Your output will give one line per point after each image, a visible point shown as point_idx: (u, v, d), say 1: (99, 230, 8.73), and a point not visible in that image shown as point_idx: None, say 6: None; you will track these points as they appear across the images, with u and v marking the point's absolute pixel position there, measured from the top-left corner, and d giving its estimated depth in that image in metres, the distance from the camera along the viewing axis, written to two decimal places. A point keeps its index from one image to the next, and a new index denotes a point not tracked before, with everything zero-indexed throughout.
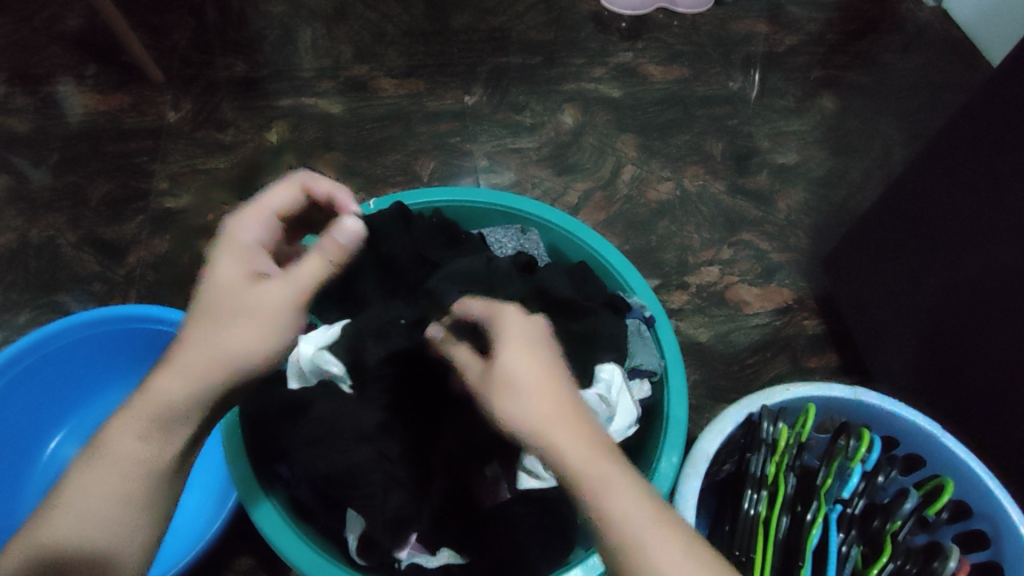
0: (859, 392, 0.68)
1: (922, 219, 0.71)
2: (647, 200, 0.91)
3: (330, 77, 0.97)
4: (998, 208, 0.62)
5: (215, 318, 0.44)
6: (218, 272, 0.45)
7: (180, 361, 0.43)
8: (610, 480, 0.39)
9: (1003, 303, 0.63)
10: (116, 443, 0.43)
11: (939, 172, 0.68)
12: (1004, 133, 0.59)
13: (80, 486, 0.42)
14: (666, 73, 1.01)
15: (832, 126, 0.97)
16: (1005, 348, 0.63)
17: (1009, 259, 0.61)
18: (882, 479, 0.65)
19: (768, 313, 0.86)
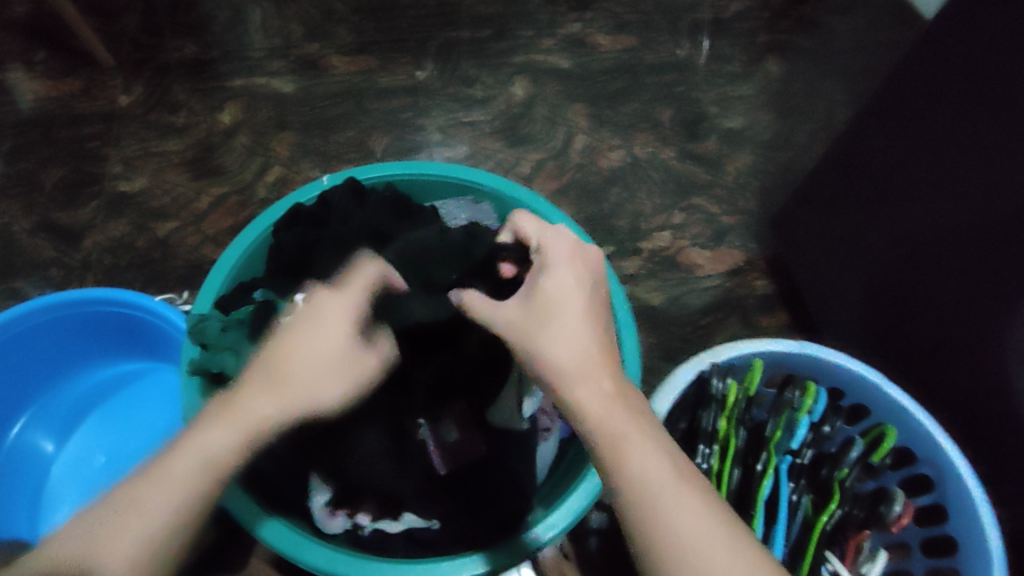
0: (806, 345, 0.67)
1: (864, 177, 0.72)
2: (598, 168, 0.93)
3: (281, 57, 0.98)
4: (934, 163, 0.63)
5: (312, 365, 0.48)
6: (320, 330, 0.49)
7: (281, 395, 0.46)
8: (638, 433, 0.44)
9: (940, 254, 0.65)
10: (206, 460, 0.44)
11: (880, 128, 0.69)
12: (936, 87, 0.60)
13: (155, 499, 0.43)
14: (615, 42, 1.02)
15: (776, 91, 0.99)
16: (944, 296, 0.66)
17: (944, 211, 0.63)
18: (829, 429, 0.67)
19: (719, 275, 0.88)
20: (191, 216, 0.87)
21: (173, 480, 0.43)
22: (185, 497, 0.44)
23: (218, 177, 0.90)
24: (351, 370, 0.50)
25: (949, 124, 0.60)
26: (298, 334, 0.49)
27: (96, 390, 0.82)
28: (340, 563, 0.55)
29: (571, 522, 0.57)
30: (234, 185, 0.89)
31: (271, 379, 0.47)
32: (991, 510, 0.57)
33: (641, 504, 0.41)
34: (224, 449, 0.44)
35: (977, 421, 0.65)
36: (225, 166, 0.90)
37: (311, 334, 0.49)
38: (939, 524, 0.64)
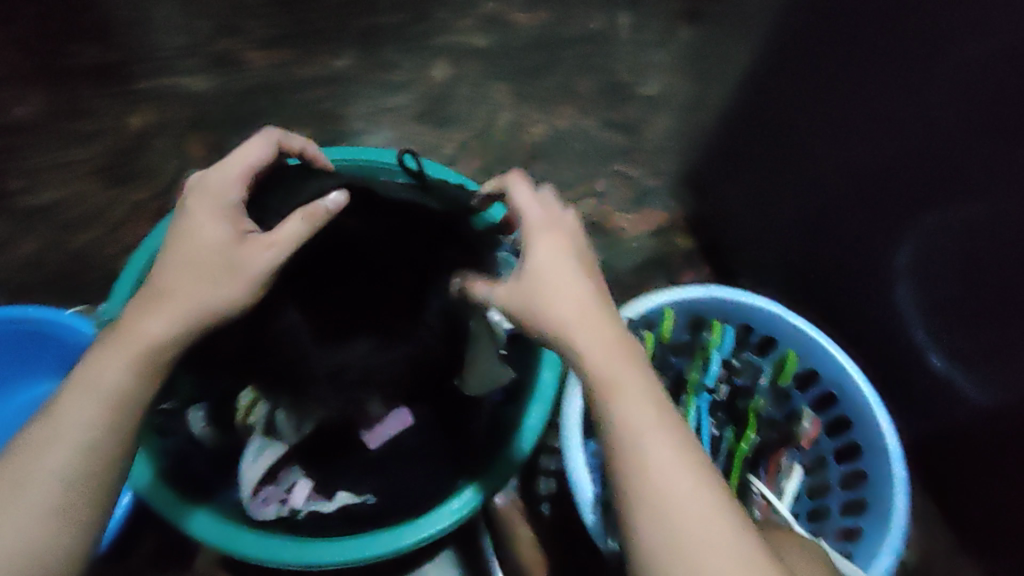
0: (712, 289, 0.73)
1: (775, 134, 0.75)
2: (522, 143, 0.94)
3: (191, 55, 0.95)
4: (843, 115, 0.66)
5: (200, 265, 0.48)
6: (204, 226, 0.48)
7: (163, 306, 0.48)
8: (633, 383, 0.47)
9: (852, 198, 0.69)
10: (99, 380, 0.47)
11: (786, 84, 0.71)
12: (838, 41, 0.63)
13: (62, 429, 0.46)
14: (532, 18, 1.01)
15: (691, 55, 1.01)
16: (855, 238, 0.71)
17: (856, 161, 0.67)
18: (737, 362, 0.77)
19: (644, 237, 0.91)
20: (107, 225, 0.85)
21: (79, 407, 0.47)
22: (94, 416, 0.47)
23: (134, 184, 0.88)
24: (236, 265, 0.47)
25: (844, 84, 0.64)
26: (175, 236, 0.50)
27: (10, 419, 0.78)
28: (262, 548, 0.56)
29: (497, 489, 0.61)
30: (153, 191, 0.88)
31: (154, 294, 0.48)
32: (890, 420, 0.67)
33: (632, 450, 0.46)
34: (124, 367, 0.47)
35: (895, 338, 0.74)
36: (142, 172, 0.89)
37: (200, 230, 0.49)
38: (846, 432, 0.73)
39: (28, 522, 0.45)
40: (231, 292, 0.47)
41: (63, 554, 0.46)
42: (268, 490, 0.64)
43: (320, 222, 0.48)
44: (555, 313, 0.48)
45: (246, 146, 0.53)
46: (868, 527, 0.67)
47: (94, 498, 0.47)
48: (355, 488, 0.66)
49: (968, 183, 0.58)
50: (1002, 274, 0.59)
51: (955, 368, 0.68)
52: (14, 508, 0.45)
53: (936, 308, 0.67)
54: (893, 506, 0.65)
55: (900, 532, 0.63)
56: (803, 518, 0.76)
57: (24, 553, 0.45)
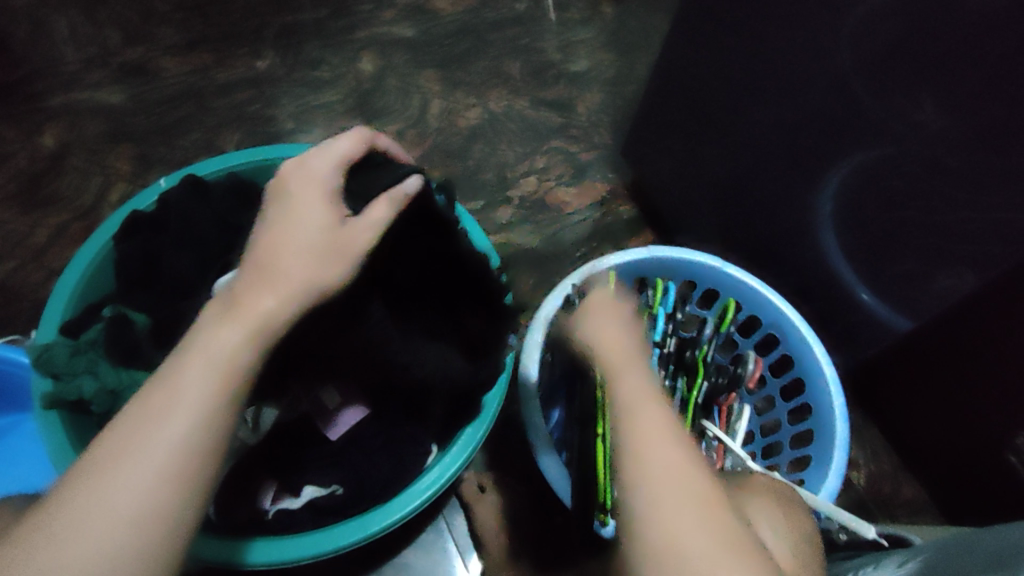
0: (652, 249, 0.76)
1: (694, 99, 0.79)
2: (458, 129, 0.95)
3: (101, 67, 0.91)
4: (746, 78, 0.70)
5: (312, 244, 0.48)
6: (312, 209, 0.49)
7: (281, 286, 0.46)
8: (649, 401, 0.48)
9: (768, 154, 0.73)
10: (220, 354, 0.43)
11: (697, 51, 0.75)
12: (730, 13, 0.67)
13: (179, 398, 0.42)
14: (454, 5, 1.03)
15: (613, 30, 1.04)
16: (777, 192, 0.75)
17: (762, 122, 0.71)
18: (681, 315, 0.78)
19: (587, 209, 0.94)
20: (30, 251, 0.81)
21: (194, 376, 0.43)
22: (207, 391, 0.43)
23: (54, 206, 0.84)
24: (347, 243, 0.49)
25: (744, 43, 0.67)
26: (280, 213, 0.49)
27: None
28: (314, 545, 0.59)
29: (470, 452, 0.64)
30: (76, 211, 0.84)
31: (268, 271, 0.46)
32: (825, 352, 0.72)
33: (636, 444, 0.45)
34: (246, 345, 0.44)
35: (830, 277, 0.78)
36: (61, 192, 0.84)
37: (308, 213, 0.49)
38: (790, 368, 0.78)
39: (149, 491, 0.39)
40: (327, 274, 0.48)
41: (183, 527, 0.40)
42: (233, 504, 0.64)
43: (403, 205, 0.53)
44: (608, 348, 0.54)
45: (339, 138, 0.53)
46: (815, 453, 0.72)
47: (216, 469, 0.43)
48: (322, 480, 0.65)
49: (853, 135, 0.62)
50: (897, 215, 0.64)
51: (879, 299, 0.73)
52: (133, 480, 0.39)
53: (854, 247, 0.71)
54: (833, 430, 0.70)
55: (841, 453, 0.69)
56: (757, 454, 0.81)
57: (152, 525, 0.39)
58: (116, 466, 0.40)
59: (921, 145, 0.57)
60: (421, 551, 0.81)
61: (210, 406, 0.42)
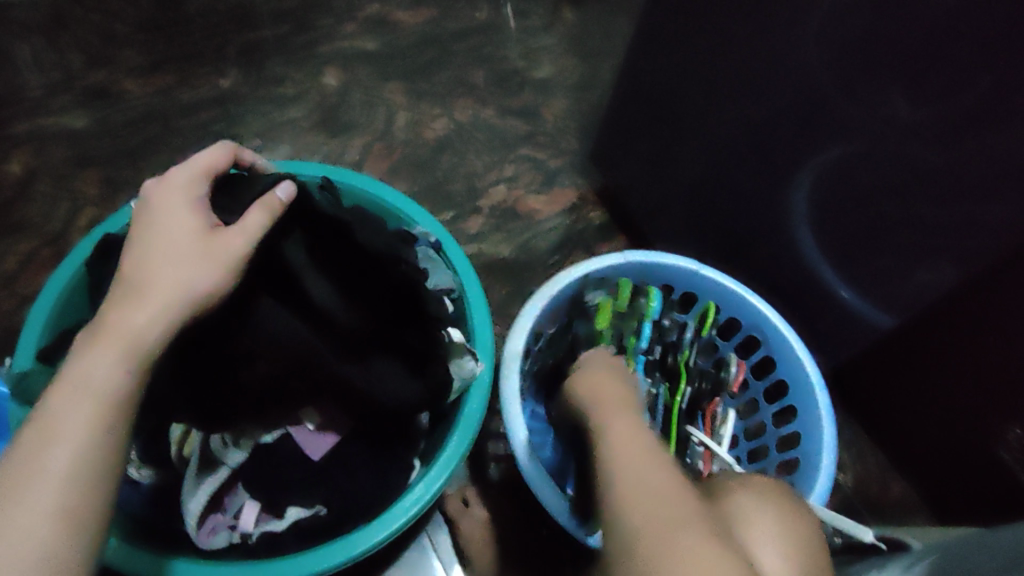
0: (629, 254, 0.77)
1: (661, 101, 0.80)
2: (425, 140, 0.95)
3: (65, 92, 0.91)
4: (712, 76, 0.71)
5: (177, 254, 0.49)
6: (176, 220, 0.51)
7: (149, 300, 0.46)
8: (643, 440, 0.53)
9: (738, 155, 0.74)
10: (94, 383, 0.44)
11: (662, 52, 0.75)
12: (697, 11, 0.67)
13: (57, 430, 0.43)
14: (415, 16, 1.03)
15: (576, 35, 1.04)
16: (748, 190, 0.76)
17: (736, 118, 0.71)
18: (668, 323, 0.80)
19: (558, 215, 0.94)
20: None
21: (70, 406, 0.43)
22: (83, 420, 0.43)
23: (21, 234, 0.83)
24: (219, 250, 0.49)
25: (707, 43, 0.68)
26: (148, 233, 0.50)
27: None
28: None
29: (445, 477, 0.67)
30: (44, 238, 0.83)
31: (134, 290, 0.47)
32: (808, 353, 0.72)
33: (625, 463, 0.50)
34: (122, 367, 0.45)
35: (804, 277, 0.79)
36: (28, 220, 0.84)
37: (170, 228, 0.50)
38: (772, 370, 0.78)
39: (35, 523, 0.40)
40: (203, 278, 0.48)
41: (80, 550, 0.41)
42: (215, 520, 0.66)
43: (279, 209, 0.54)
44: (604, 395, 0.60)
45: (198, 154, 0.56)
46: (802, 455, 0.72)
47: (105, 490, 0.43)
48: (305, 501, 0.67)
49: (826, 134, 0.62)
50: (876, 212, 0.64)
51: (861, 296, 0.73)
52: (15, 514, 0.40)
53: (832, 245, 0.71)
54: (821, 431, 0.70)
55: (830, 456, 0.68)
56: (743, 459, 0.80)
57: (40, 555, 0.40)
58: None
59: (896, 138, 0.57)
60: (406, 570, 0.78)
61: (90, 431, 0.43)
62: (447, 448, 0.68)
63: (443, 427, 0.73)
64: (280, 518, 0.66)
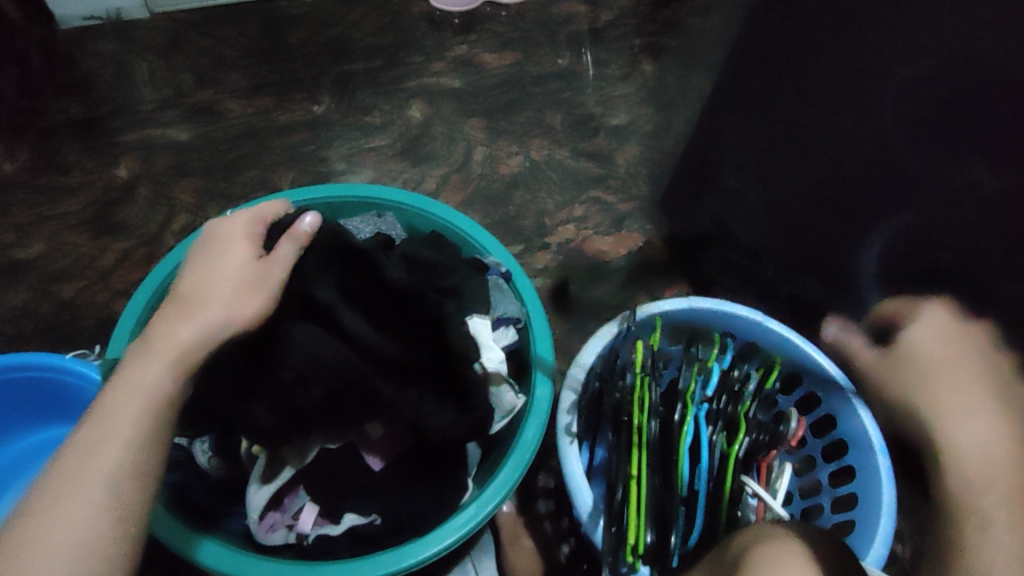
0: (693, 300, 0.77)
1: (734, 155, 0.80)
2: (500, 175, 0.98)
3: (174, 107, 0.99)
4: (789, 134, 0.71)
5: (225, 279, 0.54)
6: (228, 250, 0.57)
7: (195, 314, 0.52)
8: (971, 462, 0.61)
9: (814, 213, 0.74)
10: (142, 384, 0.49)
11: (733, 110, 0.77)
12: (778, 72, 0.68)
13: (107, 428, 0.47)
14: (500, 59, 1.08)
15: (653, 86, 1.08)
16: (817, 246, 0.76)
17: (812, 174, 0.71)
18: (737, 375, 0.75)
19: (623, 257, 0.95)
20: (97, 274, 0.86)
21: (123, 409, 0.48)
22: (129, 419, 0.48)
23: (122, 232, 0.89)
24: (263, 277, 0.56)
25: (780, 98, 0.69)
26: (200, 260, 0.56)
27: (15, 464, 0.80)
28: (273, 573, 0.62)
29: (501, 498, 0.67)
30: (140, 238, 0.89)
31: (184, 306, 0.53)
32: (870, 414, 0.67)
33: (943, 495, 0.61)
34: (166, 372, 0.50)
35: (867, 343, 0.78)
36: (129, 221, 0.90)
37: (219, 257, 0.56)
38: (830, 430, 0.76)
39: (86, 512, 0.44)
40: (246, 300, 0.54)
41: (127, 535, 0.45)
42: (274, 517, 0.68)
43: (305, 241, 0.60)
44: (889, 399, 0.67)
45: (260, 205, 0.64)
46: (859, 517, 0.69)
47: (149, 483, 0.48)
48: (361, 509, 0.67)
49: (890, 200, 0.63)
50: (938, 290, 0.63)
51: None
52: (68, 503, 0.44)
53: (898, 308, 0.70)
54: (880, 495, 0.67)
55: (889, 521, 0.65)
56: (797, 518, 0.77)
57: (93, 542, 0.44)
58: (53, 494, 0.44)
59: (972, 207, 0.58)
60: None
61: (140, 428, 0.48)
62: (498, 475, 0.68)
63: (499, 452, 0.72)
64: (331, 526, 0.67)
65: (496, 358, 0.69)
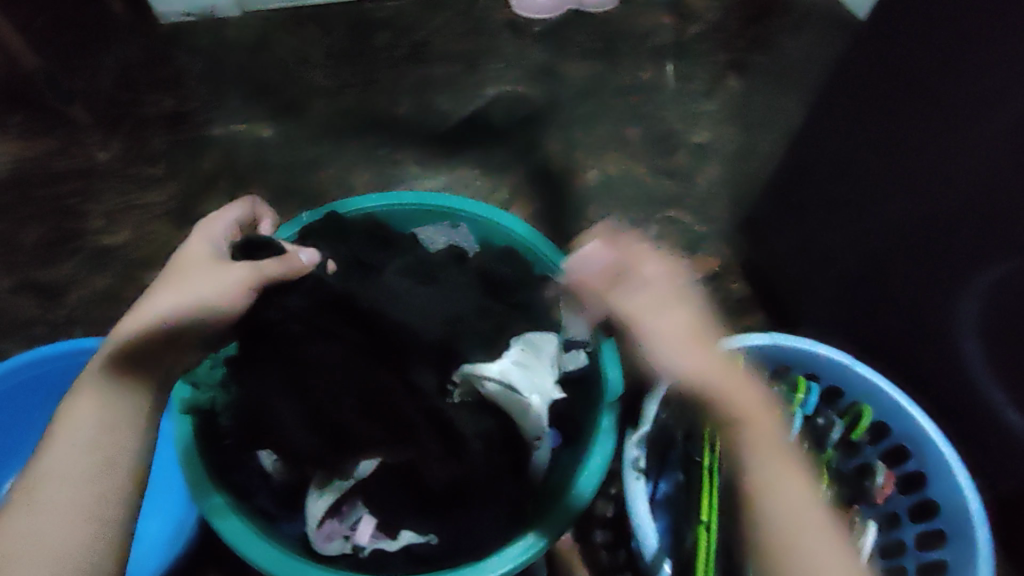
0: (777, 337, 0.70)
1: (828, 183, 0.75)
2: (575, 189, 0.96)
3: (259, 104, 1.01)
4: (891, 165, 0.66)
5: (183, 274, 0.55)
6: (188, 250, 0.58)
7: (150, 308, 0.53)
8: (787, 479, 0.55)
9: (911, 250, 0.68)
10: (93, 386, 0.52)
11: (829, 139, 0.73)
12: (887, 100, 0.63)
13: (65, 433, 0.50)
14: (581, 69, 1.06)
15: (738, 105, 1.04)
16: (915, 287, 0.69)
17: (916, 210, 0.65)
18: (823, 420, 0.71)
19: (698, 282, 0.92)
20: None
21: (79, 414, 0.51)
22: (85, 422, 0.51)
23: None
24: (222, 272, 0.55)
25: (888, 126, 0.64)
26: (168, 264, 0.58)
27: None
28: None
29: (564, 525, 0.62)
30: None
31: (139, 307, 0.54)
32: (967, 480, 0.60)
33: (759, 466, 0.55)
34: (111, 370, 0.52)
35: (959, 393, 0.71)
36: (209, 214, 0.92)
37: (181, 258, 0.57)
38: (919, 489, 0.69)
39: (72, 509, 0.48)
40: (198, 296, 0.53)
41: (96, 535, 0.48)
42: (331, 526, 0.63)
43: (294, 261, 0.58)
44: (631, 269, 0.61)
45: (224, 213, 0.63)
46: None
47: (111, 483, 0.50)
48: (418, 527, 0.63)
49: (1003, 242, 0.58)
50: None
51: None
52: (32, 514, 0.48)
53: (1002, 364, 0.64)
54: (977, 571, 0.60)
55: None
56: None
57: (61, 546, 0.47)
58: (37, 501, 0.48)
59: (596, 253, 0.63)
60: None
61: (92, 428, 0.50)
62: (559, 504, 0.63)
63: (561, 478, 0.68)
64: (384, 540, 0.64)
65: (515, 356, 0.61)
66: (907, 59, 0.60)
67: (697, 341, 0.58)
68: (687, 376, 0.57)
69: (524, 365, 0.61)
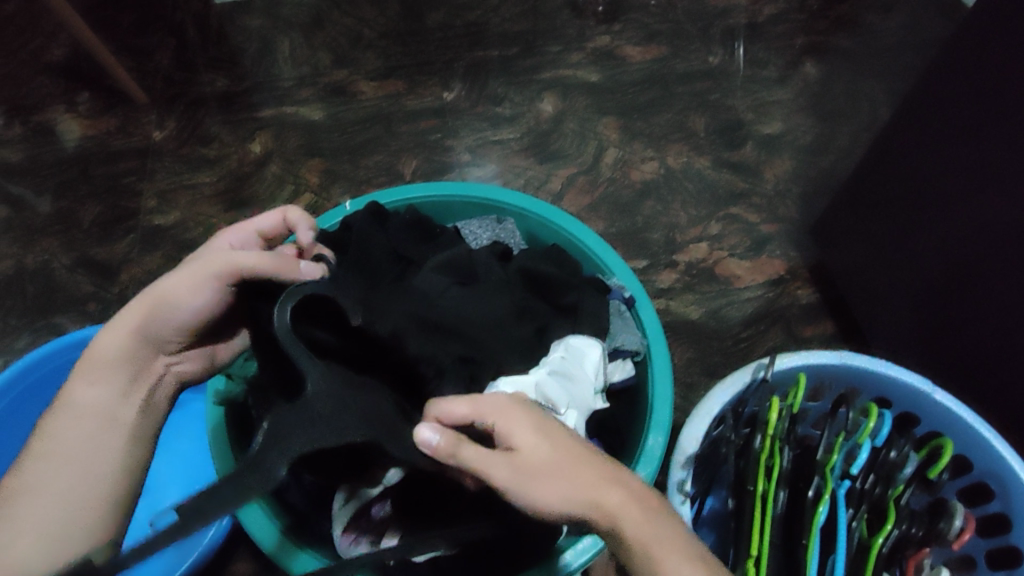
0: (848, 356, 0.64)
1: (914, 183, 0.67)
2: (631, 181, 0.91)
3: (311, 85, 0.99)
4: (986, 166, 0.58)
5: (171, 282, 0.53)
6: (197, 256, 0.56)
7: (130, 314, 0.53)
8: None
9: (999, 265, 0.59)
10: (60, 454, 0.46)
11: (916, 136, 0.65)
12: (985, 93, 0.56)
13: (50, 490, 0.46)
14: (644, 53, 0.99)
15: (815, 93, 0.96)
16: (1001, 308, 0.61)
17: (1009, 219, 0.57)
18: (896, 454, 0.61)
19: (760, 286, 0.85)
20: None
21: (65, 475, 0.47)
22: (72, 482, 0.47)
23: (250, 207, 0.91)
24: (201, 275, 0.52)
25: (986, 125, 0.57)
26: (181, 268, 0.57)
27: None
28: None
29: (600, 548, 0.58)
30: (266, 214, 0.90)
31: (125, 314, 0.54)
32: None
33: None
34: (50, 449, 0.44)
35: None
36: (257, 195, 0.92)
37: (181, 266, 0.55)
38: (1003, 533, 0.61)
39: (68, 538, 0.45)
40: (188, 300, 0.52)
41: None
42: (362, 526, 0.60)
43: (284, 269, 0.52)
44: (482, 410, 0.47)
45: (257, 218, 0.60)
46: None
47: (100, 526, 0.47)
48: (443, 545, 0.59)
49: None
50: None
51: None
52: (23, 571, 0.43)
53: None
54: None
55: None
56: None
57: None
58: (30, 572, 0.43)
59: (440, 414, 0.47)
60: None
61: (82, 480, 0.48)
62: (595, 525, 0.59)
63: None
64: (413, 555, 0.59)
65: (552, 364, 0.59)
66: (1016, 52, 0.52)
67: (557, 470, 0.44)
68: (551, 509, 0.44)
69: (563, 377, 0.58)
